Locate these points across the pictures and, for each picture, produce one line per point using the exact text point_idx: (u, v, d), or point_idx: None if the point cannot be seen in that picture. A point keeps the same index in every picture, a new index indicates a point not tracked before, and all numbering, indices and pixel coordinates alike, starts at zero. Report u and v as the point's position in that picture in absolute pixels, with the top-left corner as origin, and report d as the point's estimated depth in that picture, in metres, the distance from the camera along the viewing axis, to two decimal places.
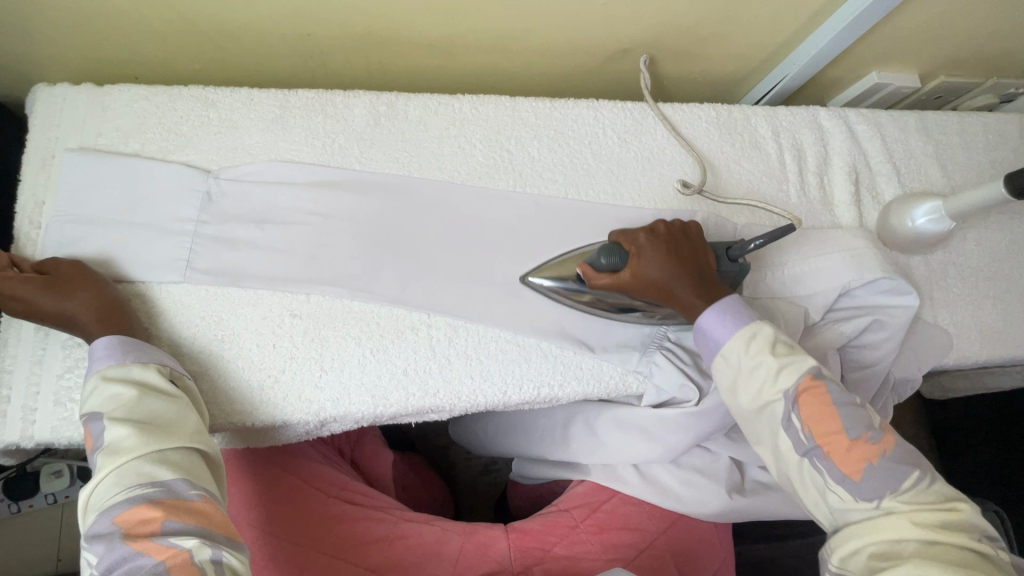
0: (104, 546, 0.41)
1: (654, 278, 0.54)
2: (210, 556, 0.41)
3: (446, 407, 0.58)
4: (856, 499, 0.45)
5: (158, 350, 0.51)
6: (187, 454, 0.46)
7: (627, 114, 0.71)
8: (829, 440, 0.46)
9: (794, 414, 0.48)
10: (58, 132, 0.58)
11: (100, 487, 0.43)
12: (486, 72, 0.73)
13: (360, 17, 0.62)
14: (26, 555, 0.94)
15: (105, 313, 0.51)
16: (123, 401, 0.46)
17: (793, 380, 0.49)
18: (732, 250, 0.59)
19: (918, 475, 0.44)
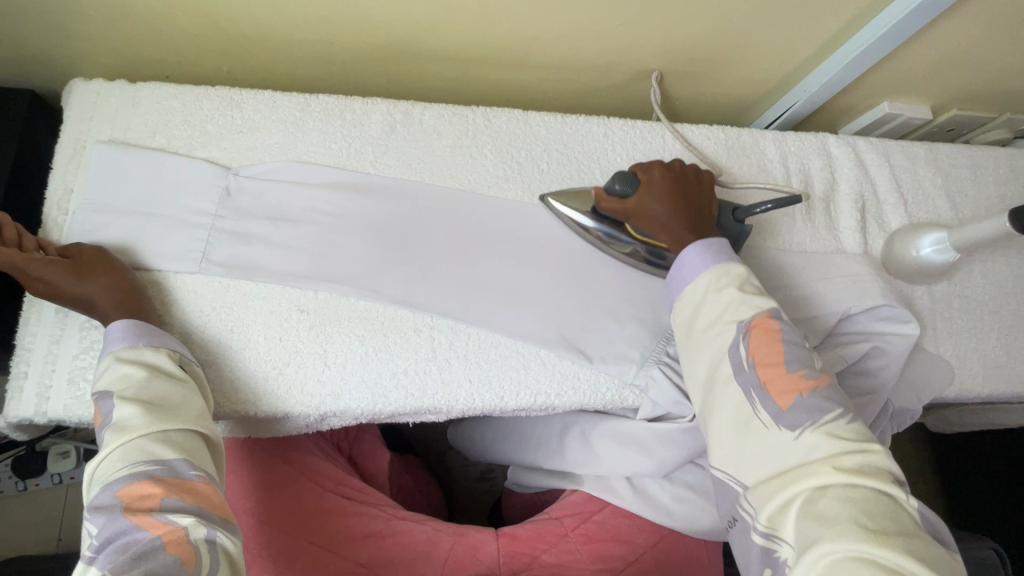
0: (104, 518, 0.42)
1: (656, 211, 0.57)
2: (205, 535, 0.43)
3: (444, 409, 0.60)
4: (779, 428, 0.45)
5: (170, 337, 0.53)
6: (190, 436, 0.47)
7: (636, 132, 0.72)
8: (769, 372, 0.47)
9: (742, 344, 0.49)
10: (89, 123, 0.60)
11: (106, 462, 0.45)
12: (501, 86, 0.75)
13: (382, 28, 0.64)
14: (29, 532, 0.96)
15: (123, 299, 0.53)
16: (134, 382, 0.48)
17: (749, 313, 0.50)
18: (738, 210, 0.61)
19: (841, 412, 0.45)
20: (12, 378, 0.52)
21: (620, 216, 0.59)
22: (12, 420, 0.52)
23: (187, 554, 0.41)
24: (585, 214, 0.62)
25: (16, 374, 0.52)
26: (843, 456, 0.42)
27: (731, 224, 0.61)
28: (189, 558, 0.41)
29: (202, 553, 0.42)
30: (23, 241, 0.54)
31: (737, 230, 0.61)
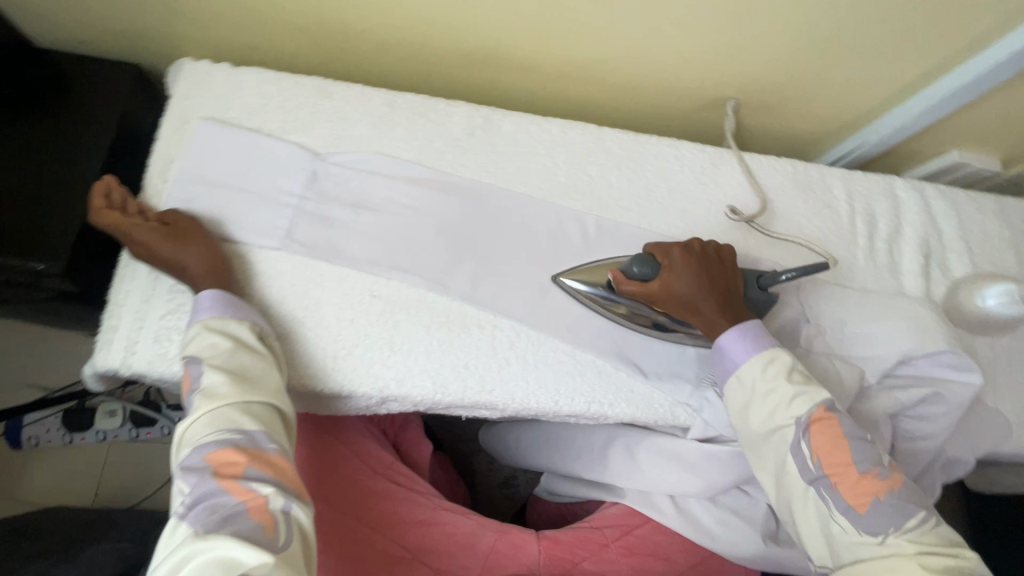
0: (194, 479, 0.46)
1: (682, 292, 0.57)
2: (283, 506, 0.46)
3: (500, 407, 0.61)
4: (860, 531, 0.47)
5: (253, 309, 0.56)
6: (267, 409, 0.50)
7: (706, 156, 0.74)
8: (837, 471, 0.49)
9: (804, 442, 0.51)
10: (193, 101, 0.64)
11: (195, 424, 0.48)
12: (576, 99, 0.77)
13: (474, 35, 0.67)
14: (70, 484, 1.00)
15: (212, 268, 0.55)
16: (221, 351, 0.51)
17: (806, 408, 0.52)
18: (763, 278, 0.62)
19: (924, 515, 0.47)
20: (102, 330, 0.55)
21: (645, 298, 0.58)
22: (98, 370, 0.55)
23: (268, 522, 0.45)
24: (605, 289, 0.61)
25: (107, 326, 0.55)
26: (931, 557, 0.45)
27: (755, 292, 0.62)
28: (269, 527, 0.44)
29: (281, 522, 0.45)
30: (127, 204, 0.57)
31: (761, 297, 0.62)
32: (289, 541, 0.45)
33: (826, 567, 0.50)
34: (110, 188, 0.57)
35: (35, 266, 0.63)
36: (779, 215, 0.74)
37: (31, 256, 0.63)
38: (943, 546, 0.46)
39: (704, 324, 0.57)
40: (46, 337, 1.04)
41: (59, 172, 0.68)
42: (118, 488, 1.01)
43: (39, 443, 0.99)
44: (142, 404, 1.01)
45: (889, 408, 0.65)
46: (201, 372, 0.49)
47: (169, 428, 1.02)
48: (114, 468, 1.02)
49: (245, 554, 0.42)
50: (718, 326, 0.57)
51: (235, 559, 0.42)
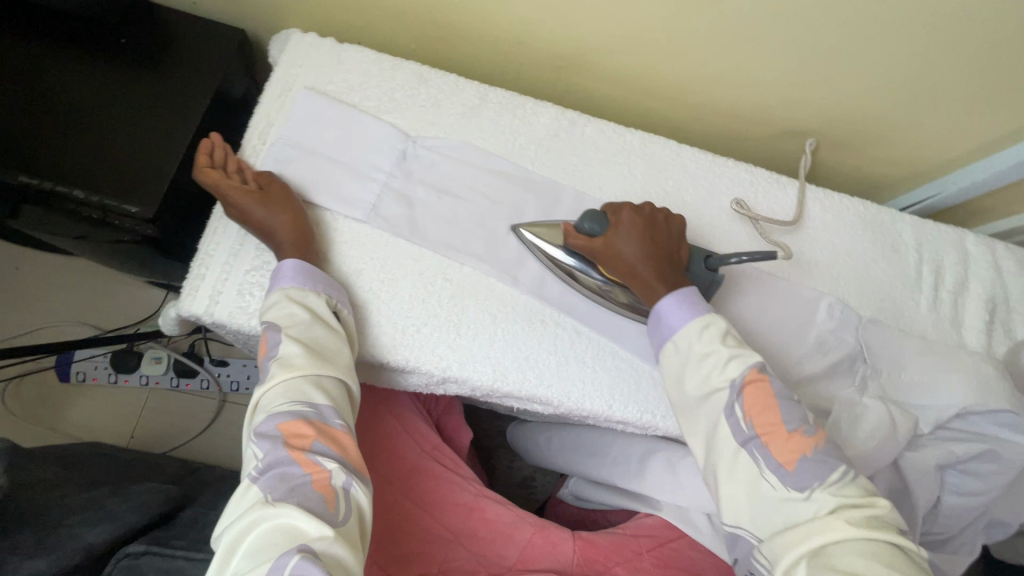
0: (265, 446, 0.47)
1: (626, 253, 0.56)
2: (344, 482, 0.47)
3: (554, 404, 0.61)
4: (787, 488, 0.47)
5: (332, 282, 0.57)
6: (338, 387, 0.52)
7: (780, 186, 0.74)
8: (767, 432, 0.49)
9: (737, 404, 0.50)
10: (298, 70, 0.66)
11: (270, 393, 0.50)
12: (656, 114, 0.78)
13: (571, 40, 0.69)
14: (108, 423, 1.03)
15: (300, 236, 0.57)
16: (299, 322, 0.53)
17: (738, 370, 0.51)
18: (711, 259, 0.61)
19: (845, 469, 0.47)
20: (190, 277, 0.57)
21: (589, 254, 0.58)
22: (181, 313, 0.56)
23: (330, 497, 0.46)
24: (555, 246, 0.61)
25: (195, 274, 0.57)
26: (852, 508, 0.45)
27: (700, 271, 0.61)
28: (331, 501, 0.45)
29: (341, 498, 0.46)
30: (229, 161, 0.60)
31: (707, 277, 0.61)
32: (347, 517, 0.46)
33: (755, 534, 0.48)
34: (212, 148, 0.60)
35: (128, 209, 0.65)
36: (845, 253, 0.74)
37: (126, 199, 0.66)
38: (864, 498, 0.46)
39: (644, 289, 0.56)
40: (107, 279, 1.08)
41: (160, 123, 0.71)
42: (153, 433, 1.03)
43: (86, 378, 1.03)
44: (187, 355, 1.04)
45: (942, 459, 0.63)
46: (279, 341, 0.51)
47: (208, 381, 1.05)
48: (151, 414, 1.04)
49: (308, 524, 0.43)
50: (658, 292, 0.56)
51: (298, 528, 0.43)
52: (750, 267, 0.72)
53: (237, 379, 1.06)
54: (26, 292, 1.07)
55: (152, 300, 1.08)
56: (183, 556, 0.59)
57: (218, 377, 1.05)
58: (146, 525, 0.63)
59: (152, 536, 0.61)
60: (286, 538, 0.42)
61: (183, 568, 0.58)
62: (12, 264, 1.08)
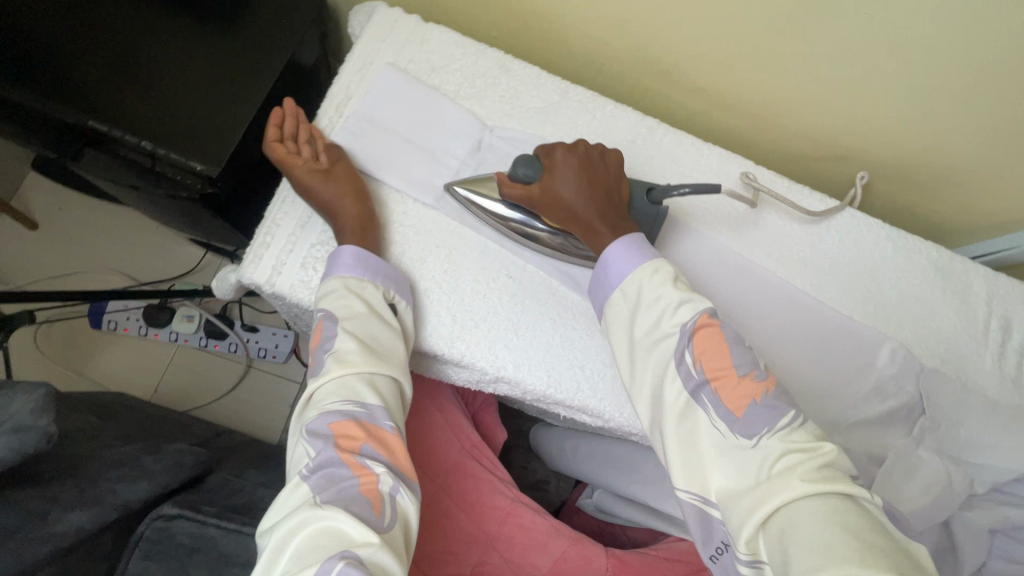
0: (313, 445, 0.45)
1: (566, 197, 0.53)
2: (391, 487, 0.44)
3: (605, 417, 0.60)
4: (737, 437, 0.42)
5: (389, 273, 0.55)
6: (390, 386, 0.49)
7: (853, 221, 0.73)
8: (718, 377, 0.44)
9: (687, 352, 0.46)
10: (380, 45, 0.65)
11: (322, 388, 0.48)
12: (733, 129, 0.76)
13: (661, 44, 0.67)
14: (134, 374, 1.03)
15: (362, 221, 0.56)
16: (356, 316, 0.51)
17: (689, 315, 0.47)
18: (654, 192, 0.59)
19: (794, 414, 0.42)
20: (254, 244, 0.56)
21: (529, 203, 0.55)
22: (242, 279, 0.56)
23: (376, 501, 0.43)
24: (496, 202, 0.58)
25: (260, 242, 0.56)
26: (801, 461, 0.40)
27: (647, 204, 0.60)
28: (377, 506, 0.43)
29: (387, 504, 0.43)
30: (300, 129, 0.59)
31: (652, 211, 0.60)
32: (392, 525, 0.43)
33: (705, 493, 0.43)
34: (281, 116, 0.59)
35: (192, 166, 0.64)
36: (912, 297, 0.71)
37: (191, 155, 0.65)
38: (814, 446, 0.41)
39: (590, 236, 0.53)
40: (148, 230, 1.08)
41: (232, 82, 0.69)
42: (176, 390, 1.03)
43: (116, 328, 1.02)
44: (219, 317, 1.03)
45: None
46: (335, 334, 0.49)
47: (237, 346, 1.04)
48: (177, 371, 1.04)
49: (354, 528, 0.40)
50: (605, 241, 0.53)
51: (344, 532, 0.40)
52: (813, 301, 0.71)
53: (266, 347, 1.04)
54: (67, 234, 1.07)
55: (190, 257, 1.07)
56: (215, 524, 0.58)
57: (246, 342, 1.04)
58: (178, 488, 0.62)
59: (184, 499, 0.60)
60: (330, 542, 0.40)
61: (214, 538, 0.58)
62: (57, 204, 1.08)
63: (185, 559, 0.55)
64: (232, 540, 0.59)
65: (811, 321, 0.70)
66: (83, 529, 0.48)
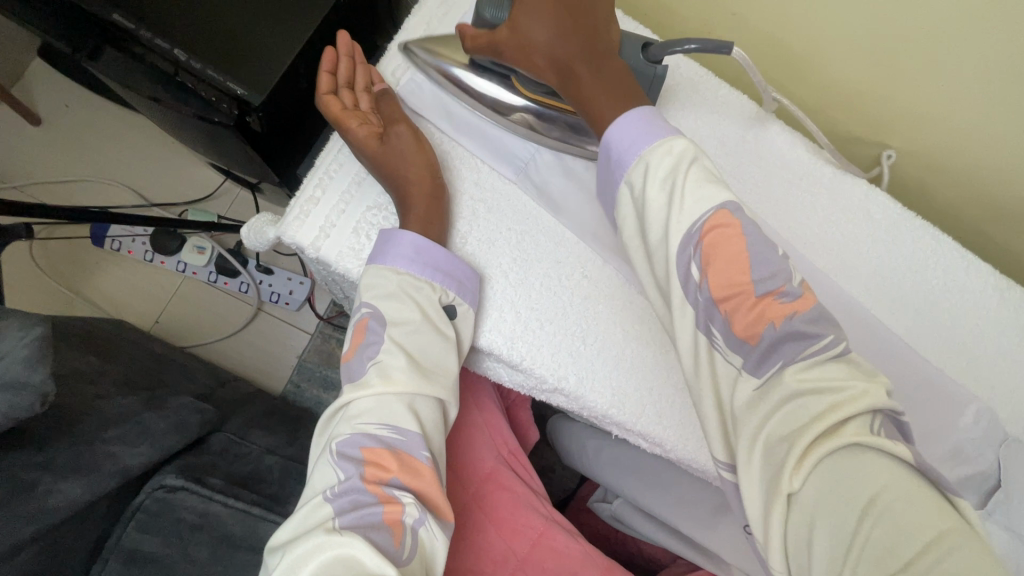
0: (339, 468, 0.38)
1: (535, 32, 0.44)
2: (416, 520, 0.37)
3: (665, 447, 0.53)
4: (750, 373, 0.36)
5: (448, 266, 0.47)
6: (434, 409, 0.42)
7: (966, 264, 0.64)
8: (730, 298, 0.37)
9: (692, 264, 0.39)
10: None
11: (356, 402, 0.40)
12: (845, 136, 0.67)
13: (793, 23, 0.59)
14: (135, 301, 0.95)
15: (431, 189, 0.48)
16: (411, 322, 0.43)
17: (700, 213, 0.39)
18: (652, 48, 0.50)
19: (829, 339, 0.35)
20: (297, 200, 0.48)
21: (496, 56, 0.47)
22: (281, 237, 0.48)
23: (397, 535, 0.36)
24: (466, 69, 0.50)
25: (305, 198, 0.48)
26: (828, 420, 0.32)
27: (642, 64, 0.50)
28: (398, 540, 0.36)
29: (410, 541, 0.36)
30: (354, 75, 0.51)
31: (649, 72, 0.50)
32: (412, 565, 0.36)
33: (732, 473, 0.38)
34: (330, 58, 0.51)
35: (231, 88, 0.53)
36: (1012, 359, 0.64)
37: (230, 74, 0.54)
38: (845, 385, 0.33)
39: (568, 79, 0.45)
40: (163, 145, 0.98)
41: None
42: (178, 324, 0.96)
43: (120, 249, 0.94)
44: (232, 253, 0.95)
45: None
46: (382, 335, 0.42)
47: (248, 286, 0.96)
48: (180, 305, 0.96)
49: (368, 562, 0.34)
50: (587, 83, 0.45)
51: (357, 566, 0.34)
52: (907, 345, 0.63)
53: (279, 292, 0.97)
54: (73, 136, 0.96)
55: (206, 181, 0.97)
56: (221, 501, 0.53)
57: (259, 284, 0.96)
58: (182, 450, 0.56)
59: (188, 464, 0.55)
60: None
61: (219, 516, 0.52)
62: (63, 101, 0.97)
63: (187, 537, 0.50)
64: (240, 521, 0.53)
65: (898, 365, 0.62)
66: (77, 502, 0.43)
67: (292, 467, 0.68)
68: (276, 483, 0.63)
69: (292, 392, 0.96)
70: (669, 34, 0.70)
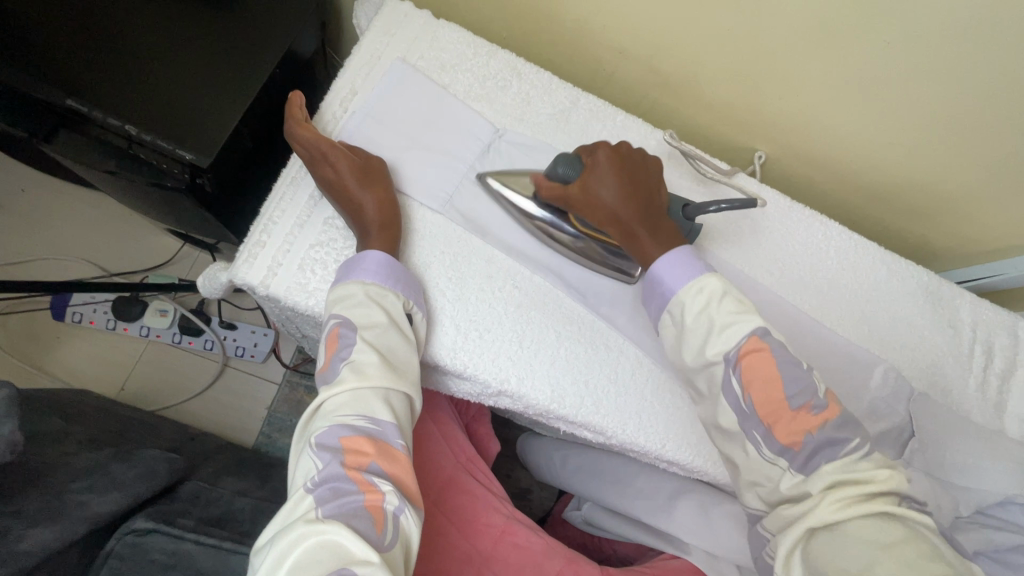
0: (318, 458, 0.42)
1: (606, 198, 0.52)
2: (396, 507, 0.41)
3: (607, 434, 0.58)
4: (796, 471, 0.41)
5: (411, 282, 0.53)
6: (405, 403, 0.47)
7: (852, 244, 0.73)
8: (771, 413, 0.42)
9: (736, 380, 0.44)
10: (389, 39, 0.63)
11: (332, 399, 0.44)
12: (735, 145, 0.77)
13: (671, 58, 0.69)
14: (100, 369, 0.97)
15: (384, 219, 0.53)
16: (378, 325, 0.48)
17: (733, 343, 0.45)
18: (689, 208, 0.56)
19: (858, 444, 0.41)
20: (249, 242, 0.54)
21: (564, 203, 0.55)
22: (233, 279, 0.53)
23: (379, 521, 0.40)
24: (527, 198, 0.58)
25: (255, 240, 0.54)
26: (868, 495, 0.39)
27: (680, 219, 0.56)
28: (379, 527, 0.39)
29: (391, 526, 0.40)
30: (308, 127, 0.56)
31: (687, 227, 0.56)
32: (394, 548, 0.39)
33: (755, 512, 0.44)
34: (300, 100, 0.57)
35: (181, 154, 0.59)
36: (903, 322, 0.72)
37: (179, 142, 0.60)
38: (873, 475, 0.40)
39: (628, 236, 0.52)
40: (121, 217, 1.02)
41: (226, 67, 0.65)
42: (144, 389, 0.97)
43: (82, 320, 0.96)
44: (195, 312, 0.98)
45: None
46: (355, 342, 0.46)
47: (213, 343, 0.99)
48: (145, 369, 0.98)
49: (353, 547, 0.37)
50: (644, 242, 0.52)
51: (344, 550, 0.37)
52: (816, 322, 0.71)
53: (244, 345, 1.00)
54: (28, 218, 0.99)
55: (165, 247, 1.02)
56: (193, 539, 0.55)
57: (223, 340, 0.99)
58: (149, 497, 0.58)
59: (158, 510, 0.56)
60: (326, 560, 0.36)
61: (191, 554, 0.54)
62: (17, 185, 1.00)
63: None
64: (210, 556, 0.55)
65: (810, 341, 0.69)
66: (48, 547, 0.45)
67: (262, 507, 0.70)
68: (247, 523, 0.64)
69: (264, 442, 0.97)
70: (568, 78, 0.79)
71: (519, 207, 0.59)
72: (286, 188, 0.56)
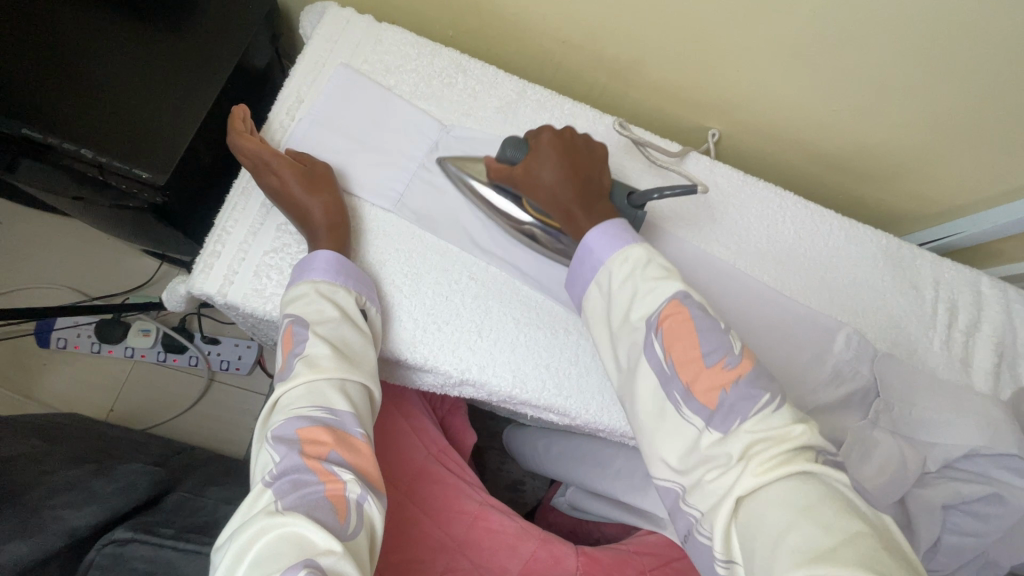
0: (276, 451, 0.43)
1: (545, 180, 0.53)
2: (359, 495, 0.42)
3: (571, 415, 0.60)
4: (710, 428, 0.41)
5: (363, 279, 0.54)
6: (362, 393, 0.48)
7: (808, 212, 0.74)
8: (689, 372, 0.43)
9: (658, 344, 0.44)
10: (332, 46, 0.65)
11: (288, 393, 0.46)
12: (688, 124, 0.78)
13: (613, 44, 0.70)
14: (89, 392, 0.98)
15: (331, 222, 0.54)
16: (329, 319, 0.49)
17: (654, 308, 0.46)
18: (634, 197, 0.57)
19: (767, 398, 0.41)
20: (204, 253, 0.55)
21: (513, 184, 0.56)
22: (192, 290, 0.55)
23: (341, 510, 0.41)
24: (482, 182, 0.59)
25: (210, 251, 0.55)
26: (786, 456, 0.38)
27: (626, 207, 0.58)
28: (342, 516, 0.41)
29: (353, 515, 0.41)
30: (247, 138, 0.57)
31: (633, 215, 0.58)
32: (358, 536, 0.41)
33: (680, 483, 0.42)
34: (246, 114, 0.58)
35: (138, 173, 0.61)
36: (865, 286, 0.73)
37: (135, 162, 0.61)
38: (787, 430, 0.39)
39: (565, 216, 0.53)
40: (98, 242, 1.04)
41: (176, 84, 0.67)
42: (133, 408, 0.99)
43: (67, 345, 0.98)
44: (177, 330, 1.00)
45: None
46: (307, 338, 0.47)
47: (197, 358, 1.01)
48: (132, 389, 1.00)
49: (315, 537, 0.38)
50: (580, 220, 0.52)
51: (306, 540, 0.38)
52: (777, 291, 0.72)
53: (228, 358, 1.02)
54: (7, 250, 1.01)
55: (144, 268, 1.03)
56: (172, 545, 0.56)
57: (207, 355, 1.01)
58: (132, 509, 0.59)
59: (140, 520, 0.58)
60: (290, 550, 0.37)
61: (170, 560, 0.55)
62: None
63: None
64: (192, 561, 0.56)
65: (772, 311, 0.70)
66: (23, 559, 0.46)
67: None
68: None
69: None
70: (520, 72, 0.80)
71: (476, 189, 0.60)
72: (238, 198, 0.58)
